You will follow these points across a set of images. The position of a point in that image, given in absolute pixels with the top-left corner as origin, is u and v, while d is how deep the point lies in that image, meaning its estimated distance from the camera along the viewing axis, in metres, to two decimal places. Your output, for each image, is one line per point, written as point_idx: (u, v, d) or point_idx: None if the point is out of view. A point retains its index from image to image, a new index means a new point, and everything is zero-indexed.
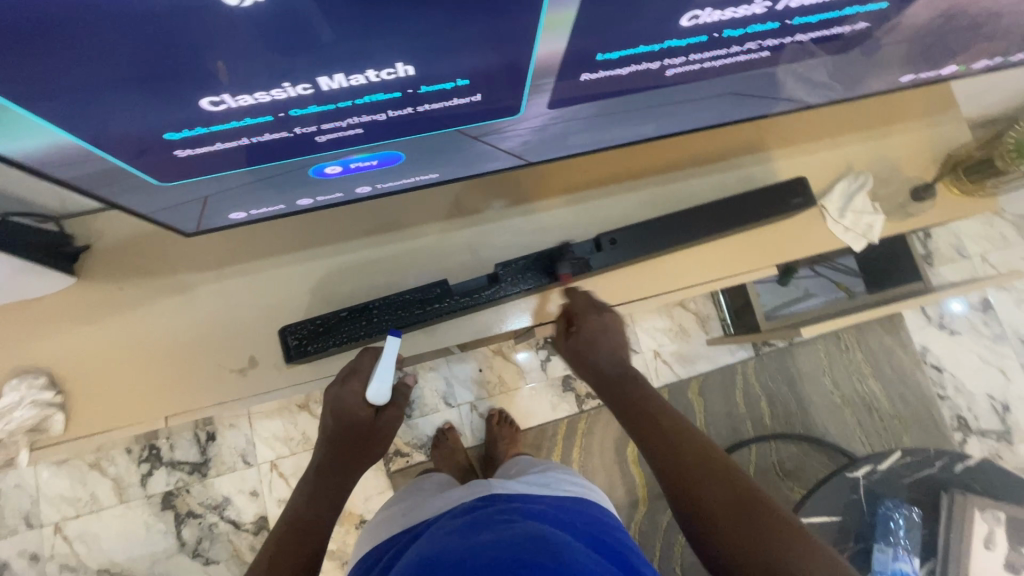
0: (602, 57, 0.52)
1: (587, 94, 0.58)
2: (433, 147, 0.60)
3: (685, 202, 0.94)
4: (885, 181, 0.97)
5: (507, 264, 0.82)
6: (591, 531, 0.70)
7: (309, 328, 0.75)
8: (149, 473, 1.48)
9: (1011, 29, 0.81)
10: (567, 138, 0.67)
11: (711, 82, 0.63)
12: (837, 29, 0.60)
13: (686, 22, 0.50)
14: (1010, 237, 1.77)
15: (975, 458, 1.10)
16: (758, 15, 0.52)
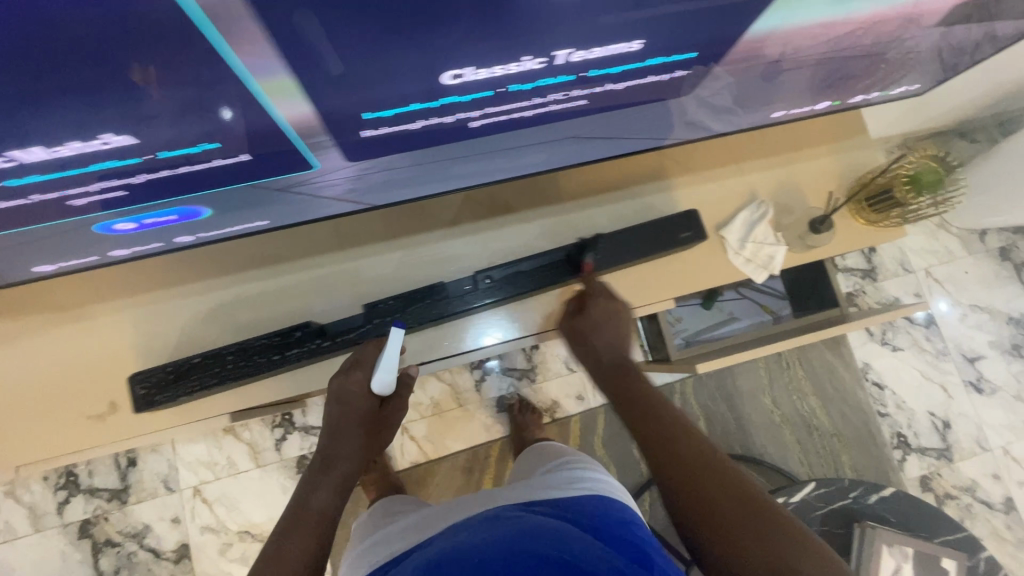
0: (369, 115, 0.50)
1: (385, 149, 0.57)
2: (235, 200, 0.58)
3: (580, 233, 0.91)
4: (788, 210, 0.94)
5: (375, 303, 0.80)
6: (615, 524, 0.69)
7: (156, 378, 0.72)
8: (66, 500, 1.43)
9: (910, 58, 0.77)
10: (396, 188, 0.66)
11: (536, 127, 0.63)
12: (651, 77, 0.60)
13: (451, 79, 0.48)
14: (956, 251, 1.74)
15: (893, 489, 1.10)
16: (540, 70, 0.50)
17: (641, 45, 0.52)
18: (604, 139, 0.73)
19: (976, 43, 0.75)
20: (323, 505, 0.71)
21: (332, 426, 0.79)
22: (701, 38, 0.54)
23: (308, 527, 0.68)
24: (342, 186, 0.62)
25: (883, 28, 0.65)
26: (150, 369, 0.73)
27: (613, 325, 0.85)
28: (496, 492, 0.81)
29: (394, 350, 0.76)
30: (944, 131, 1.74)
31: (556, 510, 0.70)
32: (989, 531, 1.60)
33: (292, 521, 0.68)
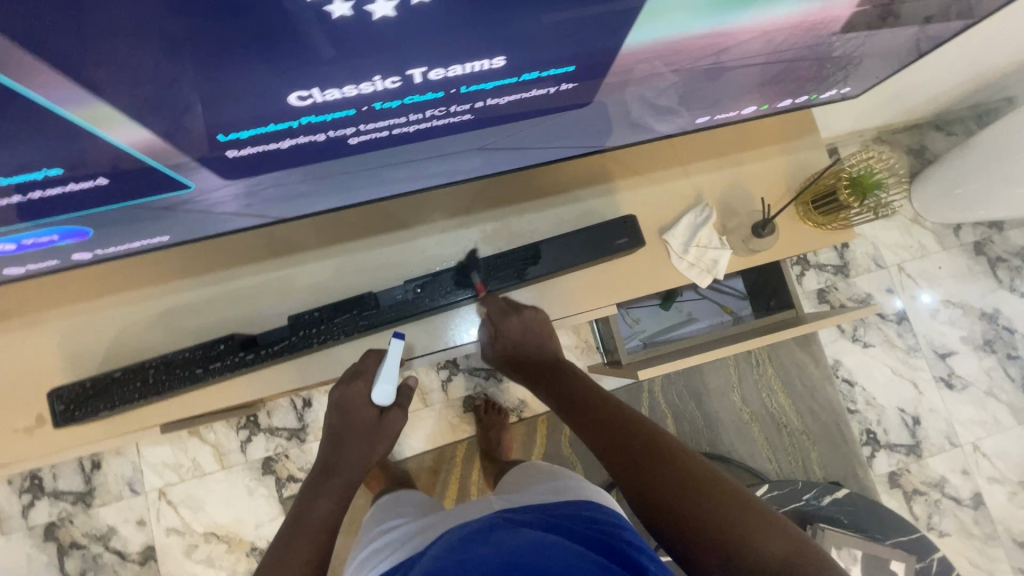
0: (225, 136, 0.50)
1: (260, 167, 0.57)
2: (121, 217, 0.58)
3: (519, 238, 0.89)
4: (734, 212, 0.92)
5: (301, 316, 0.81)
6: (607, 534, 0.68)
7: (73, 394, 0.76)
8: (31, 504, 1.43)
9: (857, 59, 0.74)
10: (293, 202, 0.66)
11: (429, 141, 0.62)
12: (539, 90, 0.58)
13: (299, 100, 0.48)
14: (930, 246, 1.71)
15: (848, 491, 1.13)
16: (398, 89, 0.50)
17: (504, 62, 0.50)
18: (509, 151, 0.71)
19: (909, 45, 0.72)
20: (325, 512, 0.79)
21: (336, 435, 0.87)
22: (575, 52, 0.53)
23: (310, 532, 0.76)
24: (235, 203, 0.62)
25: (791, 34, 0.62)
26: (69, 385, 0.78)
27: (536, 330, 0.89)
28: (504, 500, 0.81)
29: (394, 363, 0.80)
30: (919, 123, 1.71)
31: (553, 523, 0.71)
32: (957, 526, 1.60)
33: (296, 526, 0.77)
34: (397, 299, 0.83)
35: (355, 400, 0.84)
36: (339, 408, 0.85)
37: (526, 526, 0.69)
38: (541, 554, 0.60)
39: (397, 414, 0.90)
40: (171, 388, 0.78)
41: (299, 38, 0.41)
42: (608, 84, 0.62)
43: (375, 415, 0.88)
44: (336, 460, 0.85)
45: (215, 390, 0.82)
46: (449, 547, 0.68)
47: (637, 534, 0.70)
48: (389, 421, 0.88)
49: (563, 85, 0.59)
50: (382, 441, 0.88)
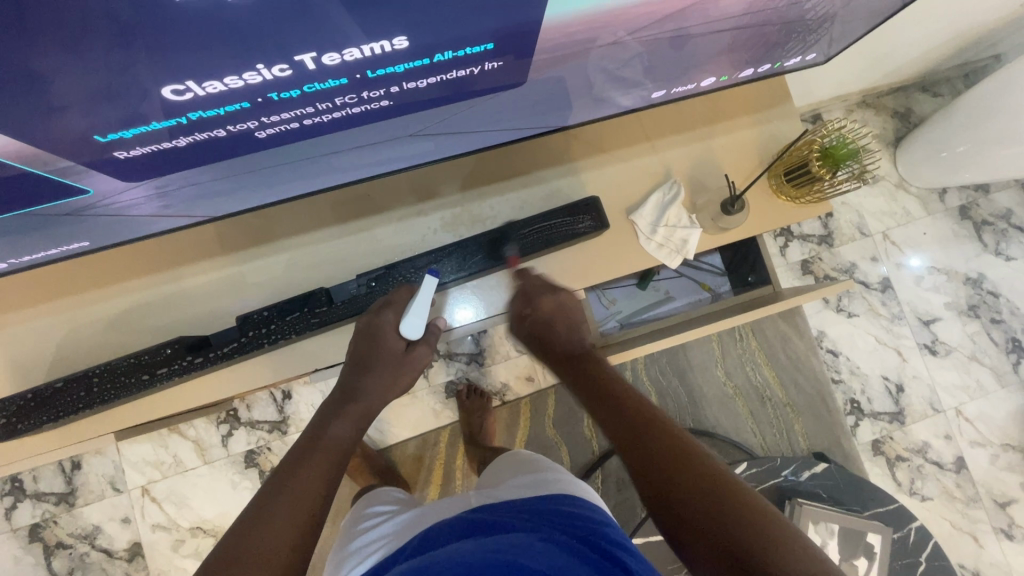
0: (105, 137, 0.47)
1: (162, 167, 0.53)
2: (26, 224, 0.55)
3: (481, 224, 0.86)
4: (703, 188, 0.89)
5: (248, 315, 0.78)
6: (589, 531, 0.63)
7: (16, 405, 0.73)
8: (14, 506, 1.42)
9: (829, 21, 0.69)
10: (216, 199, 0.62)
11: (352, 130, 0.58)
12: (461, 70, 0.54)
13: (176, 95, 0.44)
14: (915, 212, 1.68)
15: (827, 464, 1.23)
16: (291, 76, 0.46)
17: (407, 42, 0.46)
18: (448, 136, 0.66)
19: (874, 6, 0.67)
20: (341, 436, 0.71)
21: (359, 361, 0.75)
22: (491, 27, 0.48)
23: (323, 453, 0.68)
24: (150, 204, 0.59)
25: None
26: (11, 396, 0.75)
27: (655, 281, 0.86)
28: (483, 495, 0.76)
29: (427, 296, 0.75)
30: (904, 85, 1.65)
31: (536, 517, 0.65)
32: (939, 490, 1.62)
33: (308, 447, 0.68)
34: (351, 294, 0.80)
35: (385, 326, 0.75)
36: (365, 335, 0.77)
37: (506, 525, 0.64)
38: (523, 553, 0.55)
39: (426, 351, 0.80)
40: (120, 395, 0.75)
41: (188, 14, 0.37)
42: (541, 61, 0.57)
43: (404, 347, 0.78)
44: (357, 385, 0.74)
45: (167, 394, 0.80)
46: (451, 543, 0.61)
47: (620, 534, 0.66)
48: (416, 357, 0.78)
49: (488, 64, 0.54)
50: (408, 375, 0.78)
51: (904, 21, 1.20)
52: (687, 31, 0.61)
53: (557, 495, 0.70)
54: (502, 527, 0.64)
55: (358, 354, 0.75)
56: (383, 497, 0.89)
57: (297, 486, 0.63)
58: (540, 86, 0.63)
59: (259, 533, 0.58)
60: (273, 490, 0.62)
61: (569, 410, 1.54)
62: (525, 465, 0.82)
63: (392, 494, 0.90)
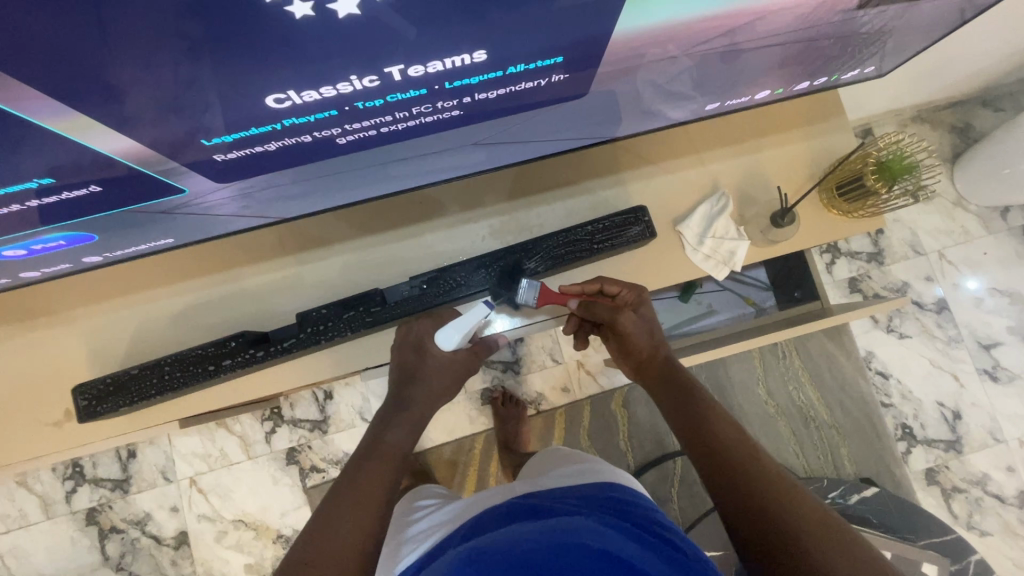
0: (208, 141, 0.51)
1: (248, 170, 0.57)
2: (122, 221, 0.60)
3: (529, 232, 0.88)
4: (752, 201, 0.88)
5: (307, 312, 0.82)
6: (641, 517, 0.63)
7: (97, 389, 0.79)
8: (73, 490, 1.51)
9: (890, 35, 0.68)
10: (290, 201, 0.66)
11: (422, 139, 0.61)
12: (530, 82, 0.56)
13: (276, 103, 0.48)
14: (974, 231, 1.60)
15: (877, 489, 1.18)
16: (377, 87, 0.49)
17: (484, 56, 0.49)
18: (509, 145, 0.69)
19: (943, 16, 0.66)
20: (396, 442, 0.74)
21: (409, 373, 0.79)
22: (564, 41, 0.50)
23: (382, 460, 0.72)
24: (232, 205, 0.63)
25: (805, 12, 0.58)
26: (93, 381, 0.81)
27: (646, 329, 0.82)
28: (530, 483, 0.77)
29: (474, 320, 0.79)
30: (964, 99, 1.59)
31: (587, 504, 0.65)
32: (1000, 526, 1.52)
33: (369, 452, 0.73)
34: (404, 295, 0.83)
35: (426, 338, 0.80)
36: (412, 346, 0.80)
37: (556, 508, 0.65)
38: (584, 537, 0.55)
39: (471, 356, 0.82)
40: (190, 384, 0.80)
41: (299, 30, 0.40)
42: (603, 73, 0.59)
43: (449, 357, 0.81)
44: (408, 395, 0.79)
45: (230, 386, 0.84)
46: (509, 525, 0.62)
47: (666, 519, 0.65)
48: (461, 364, 0.82)
49: (555, 76, 0.56)
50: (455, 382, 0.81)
51: (966, 33, 1.16)
52: (745, 45, 0.62)
53: (605, 484, 0.70)
54: (553, 510, 0.64)
55: (404, 366, 0.79)
56: (425, 492, 0.91)
57: (359, 493, 0.67)
58: (599, 97, 0.65)
59: (330, 533, 0.63)
60: (340, 500, 0.66)
61: (604, 422, 1.53)
62: (566, 453, 0.84)
63: (434, 490, 0.92)
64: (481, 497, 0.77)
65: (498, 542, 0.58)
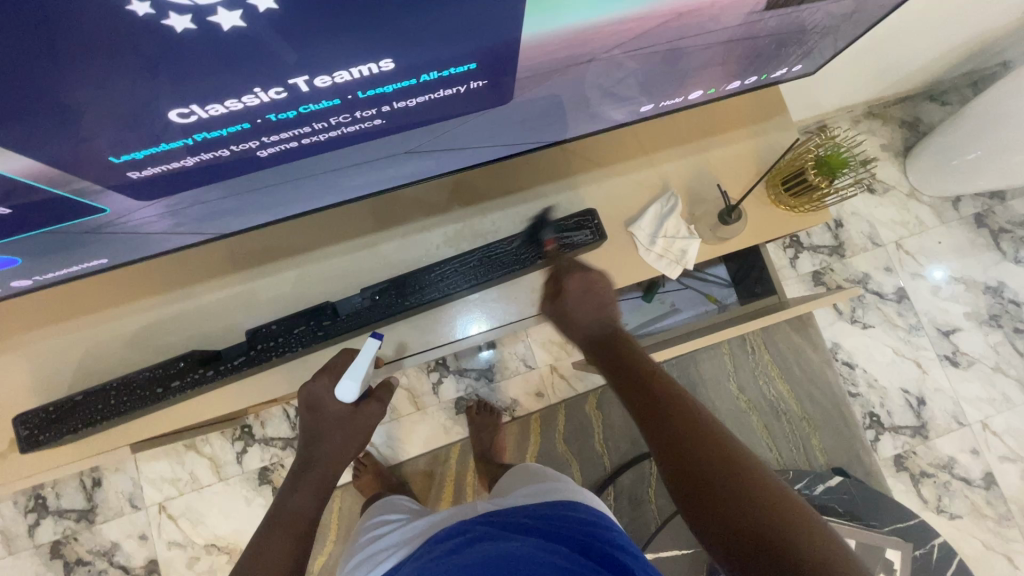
0: (118, 159, 0.50)
1: (171, 185, 0.56)
2: (46, 243, 0.59)
3: (482, 239, 0.88)
4: (700, 200, 0.90)
5: (257, 329, 0.81)
6: (589, 537, 0.63)
7: (39, 417, 0.77)
8: (36, 523, 1.45)
9: (814, 34, 0.70)
10: (224, 216, 0.65)
11: (352, 148, 0.61)
12: (449, 89, 0.56)
13: (181, 117, 0.47)
14: (928, 221, 1.65)
15: (842, 478, 1.23)
16: (286, 99, 0.49)
17: (393, 64, 0.49)
18: (442, 152, 0.69)
19: (867, 14, 0.68)
20: (300, 508, 0.76)
21: (310, 435, 0.79)
22: (477, 47, 0.50)
23: (285, 531, 0.73)
24: (163, 221, 0.62)
25: (723, 12, 0.58)
26: (35, 409, 0.78)
27: (597, 291, 0.80)
28: (490, 501, 0.76)
29: (365, 361, 0.75)
30: (912, 95, 1.65)
31: (538, 524, 0.66)
32: (968, 507, 1.56)
33: (272, 525, 0.74)
34: (355, 307, 0.82)
35: (323, 396, 0.78)
36: (309, 407, 0.79)
37: (505, 532, 0.65)
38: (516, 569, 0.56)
39: (374, 407, 0.82)
40: (136, 409, 0.79)
41: (195, 40, 0.39)
42: (529, 79, 0.59)
43: (350, 408, 0.80)
44: (312, 456, 0.79)
45: (181, 407, 0.82)
46: (443, 556, 0.63)
47: (625, 539, 0.66)
48: (364, 414, 0.81)
49: (474, 83, 0.56)
50: (359, 435, 0.80)
51: (905, 32, 1.20)
52: (669, 49, 0.63)
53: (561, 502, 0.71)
54: (503, 533, 0.65)
55: (305, 429, 0.79)
56: (395, 504, 0.91)
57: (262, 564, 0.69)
58: (530, 103, 0.65)
59: None
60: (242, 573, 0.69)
61: (579, 426, 1.53)
62: (537, 471, 0.83)
63: (402, 504, 0.91)
64: (444, 517, 0.76)
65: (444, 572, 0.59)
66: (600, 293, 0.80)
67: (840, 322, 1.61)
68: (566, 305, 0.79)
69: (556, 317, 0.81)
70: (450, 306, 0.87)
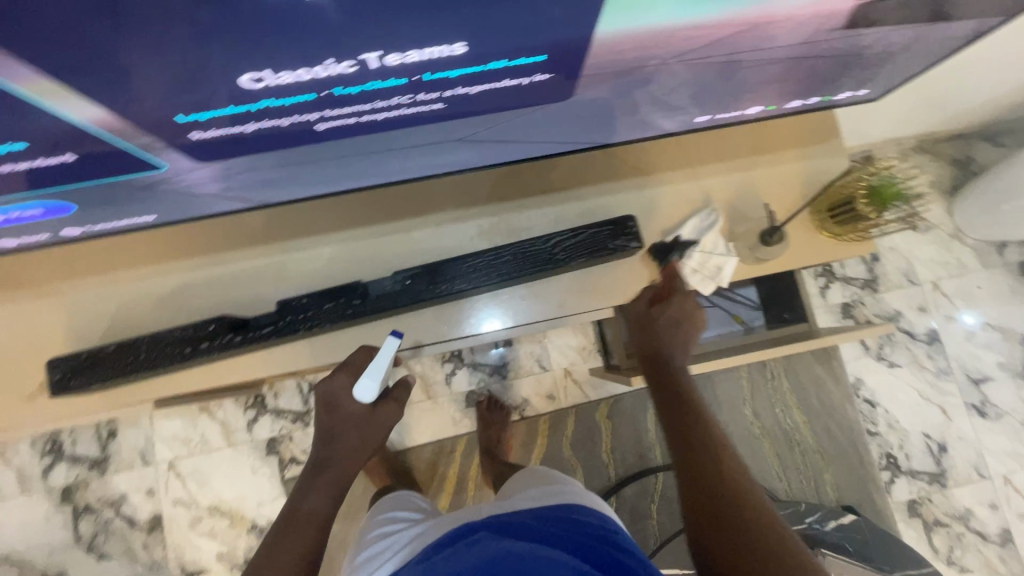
0: (184, 117, 0.50)
1: (228, 149, 0.57)
2: (100, 193, 0.60)
3: (517, 235, 0.88)
4: (742, 218, 0.88)
5: (287, 301, 0.82)
6: (596, 541, 0.63)
7: (71, 363, 0.79)
8: (51, 466, 1.50)
9: (884, 59, 0.68)
10: (273, 184, 0.66)
11: (407, 130, 0.61)
12: (513, 79, 0.56)
13: (252, 82, 0.47)
14: (970, 264, 1.60)
15: (856, 517, 1.21)
16: (356, 73, 0.49)
17: (465, 48, 0.48)
18: (493, 143, 0.69)
19: (937, 45, 0.66)
20: (314, 508, 0.77)
21: (326, 434, 0.80)
22: (549, 39, 0.50)
23: (298, 531, 0.74)
24: (215, 184, 0.63)
25: (799, 26, 0.56)
26: (68, 355, 0.80)
27: (683, 328, 0.83)
28: (498, 504, 0.76)
29: (385, 360, 0.76)
30: (966, 133, 1.60)
31: (546, 525, 0.66)
32: (980, 563, 1.51)
33: (286, 525, 0.75)
34: (385, 290, 0.82)
35: (340, 394, 0.80)
36: (326, 405, 0.80)
37: (512, 531, 0.65)
38: (524, 562, 0.56)
39: (391, 407, 0.83)
40: (164, 365, 0.80)
41: (278, 10, 0.39)
42: (591, 77, 0.58)
43: (367, 408, 0.81)
44: (327, 456, 0.79)
45: (206, 369, 0.84)
46: (453, 552, 0.63)
47: (630, 543, 0.66)
48: (381, 415, 0.82)
49: (539, 76, 0.56)
50: (375, 436, 0.81)
51: (969, 67, 1.17)
52: (735, 59, 0.61)
53: (569, 506, 0.70)
54: (513, 531, 0.65)
55: (322, 428, 0.80)
56: (404, 502, 0.91)
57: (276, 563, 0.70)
58: (586, 102, 0.65)
59: None
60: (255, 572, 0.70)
61: (587, 434, 1.52)
62: (542, 474, 0.83)
63: (411, 502, 0.91)
64: (451, 518, 0.75)
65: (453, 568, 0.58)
66: (688, 325, 0.83)
67: (866, 358, 1.57)
68: (661, 319, 0.82)
69: (642, 321, 0.83)
70: (478, 298, 0.87)
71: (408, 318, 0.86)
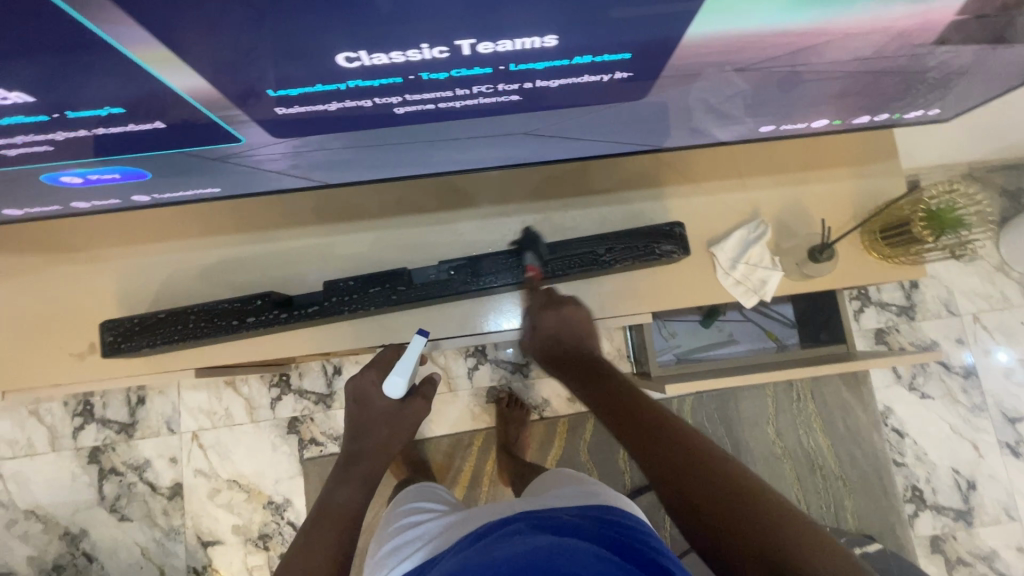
0: (275, 92, 0.51)
1: (305, 127, 0.58)
2: (174, 163, 0.61)
3: (562, 233, 0.88)
4: (792, 233, 0.87)
5: (334, 282, 0.83)
6: (631, 542, 0.62)
7: (124, 327, 0.81)
8: (81, 427, 1.54)
9: (960, 80, 0.67)
10: (338, 164, 0.67)
11: (477, 120, 0.62)
12: (592, 76, 0.56)
13: (346, 62, 0.48)
14: (1014, 299, 1.55)
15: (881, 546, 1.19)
16: (446, 59, 0.49)
17: (555, 42, 0.49)
18: (557, 138, 0.69)
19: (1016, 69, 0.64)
20: (347, 500, 0.79)
21: (356, 427, 0.85)
22: (634, 38, 0.50)
23: (331, 520, 0.76)
24: (282, 161, 0.64)
25: (881, 41, 0.56)
26: (121, 319, 0.83)
27: (570, 327, 0.86)
28: (528, 501, 0.76)
29: (411, 357, 0.79)
30: (1019, 163, 1.55)
31: (581, 522, 0.65)
32: None
33: (320, 515, 0.77)
34: (430, 278, 0.83)
35: (369, 389, 0.84)
36: (356, 399, 0.85)
37: (547, 526, 0.64)
38: (564, 555, 0.56)
39: (417, 406, 0.86)
40: (211, 336, 0.82)
41: None
42: (664, 79, 0.58)
43: (395, 404, 0.85)
44: (359, 448, 0.84)
45: (248, 343, 0.85)
46: (490, 542, 0.63)
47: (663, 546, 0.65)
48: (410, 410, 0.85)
49: (619, 74, 0.56)
50: (404, 428, 0.85)
51: None
52: (810, 71, 0.61)
53: (600, 507, 0.70)
54: (549, 526, 0.65)
55: (353, 421, 0.85)
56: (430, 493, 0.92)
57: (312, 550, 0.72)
58: (653, 104, 0.64)
59: None
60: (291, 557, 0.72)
61: (606, 439, 1.51)
62: (569, 476, 0.83)
63: (435, 493, 0.92)
64: (479, 514, 0.76)
65: (493, 556, 0.59)
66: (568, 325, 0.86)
67: (897, 387, 1.53)
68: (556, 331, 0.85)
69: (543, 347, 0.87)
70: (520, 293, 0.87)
71: (449, 307, 0.86)
